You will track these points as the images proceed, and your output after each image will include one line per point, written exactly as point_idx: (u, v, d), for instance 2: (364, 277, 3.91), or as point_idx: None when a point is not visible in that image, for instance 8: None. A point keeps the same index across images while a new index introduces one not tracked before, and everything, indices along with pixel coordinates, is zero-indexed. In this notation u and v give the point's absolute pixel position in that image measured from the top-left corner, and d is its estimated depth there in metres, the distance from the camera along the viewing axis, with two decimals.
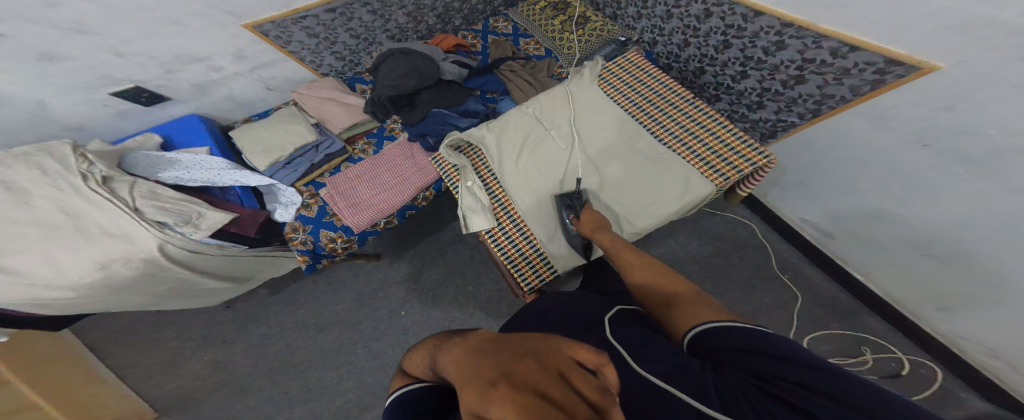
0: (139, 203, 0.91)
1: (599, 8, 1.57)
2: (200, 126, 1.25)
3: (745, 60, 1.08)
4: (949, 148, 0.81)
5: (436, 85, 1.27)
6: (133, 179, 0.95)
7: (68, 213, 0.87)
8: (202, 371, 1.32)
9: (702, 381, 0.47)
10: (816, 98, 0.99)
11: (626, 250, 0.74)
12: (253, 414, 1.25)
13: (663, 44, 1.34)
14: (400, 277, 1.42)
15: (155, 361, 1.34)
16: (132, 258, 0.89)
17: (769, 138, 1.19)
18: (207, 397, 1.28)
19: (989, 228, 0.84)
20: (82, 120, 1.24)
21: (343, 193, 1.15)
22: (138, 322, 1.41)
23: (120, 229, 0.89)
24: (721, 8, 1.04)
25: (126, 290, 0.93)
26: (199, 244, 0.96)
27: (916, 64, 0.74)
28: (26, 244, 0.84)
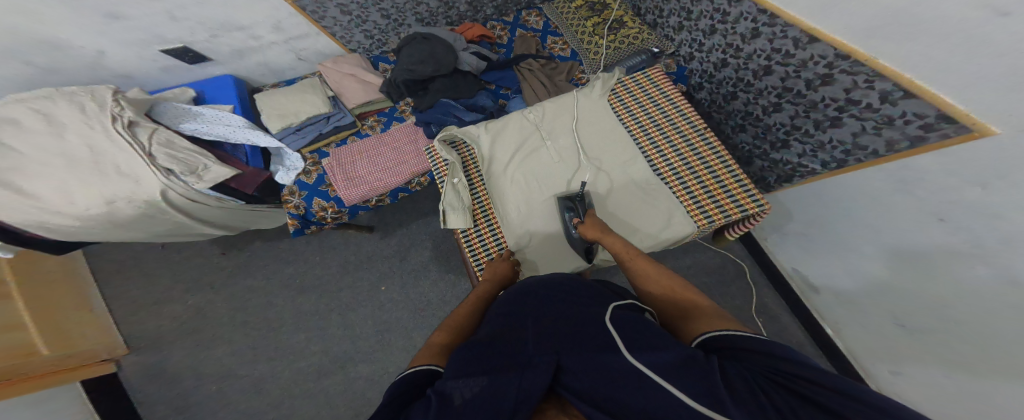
0: (153, 148, 0.99)
1: (642, 15, 1.48)
2: (231, 88, 1.31)
3: (782, 91, 0.99)
4: (964, 227, 0.73)
5: (452, 75, 1.28)
6: (154, 126, 1.04)
7: (92, 149, 0.97)
8: (182, 313, 1.45)
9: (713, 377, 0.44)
10: (845, 147, 0.91)
11: (639, 259, 0.78)
12: (221, 360, 1.37)
13: (699, 61, 1.25)
14: (385, 255, 1.49)
15: (141, 299, 1.47)
16: (136, 198, 0.98)
17: (785, 183, 1.12)
18: (181, 338, 1.41)
19: (977, 316, 0.78)
20: (132, 70, 1.30)
21: (344, 166, 1.20)
22: (138, 259, 1.54)
23: (132, 170, 0.98)
24: (772, 28, 0.94)
25: (125, 226, 1.03)
26: (198, 193, 1.03)
27: (969, 124, 0.64)
28: (50, 171, 0.94)
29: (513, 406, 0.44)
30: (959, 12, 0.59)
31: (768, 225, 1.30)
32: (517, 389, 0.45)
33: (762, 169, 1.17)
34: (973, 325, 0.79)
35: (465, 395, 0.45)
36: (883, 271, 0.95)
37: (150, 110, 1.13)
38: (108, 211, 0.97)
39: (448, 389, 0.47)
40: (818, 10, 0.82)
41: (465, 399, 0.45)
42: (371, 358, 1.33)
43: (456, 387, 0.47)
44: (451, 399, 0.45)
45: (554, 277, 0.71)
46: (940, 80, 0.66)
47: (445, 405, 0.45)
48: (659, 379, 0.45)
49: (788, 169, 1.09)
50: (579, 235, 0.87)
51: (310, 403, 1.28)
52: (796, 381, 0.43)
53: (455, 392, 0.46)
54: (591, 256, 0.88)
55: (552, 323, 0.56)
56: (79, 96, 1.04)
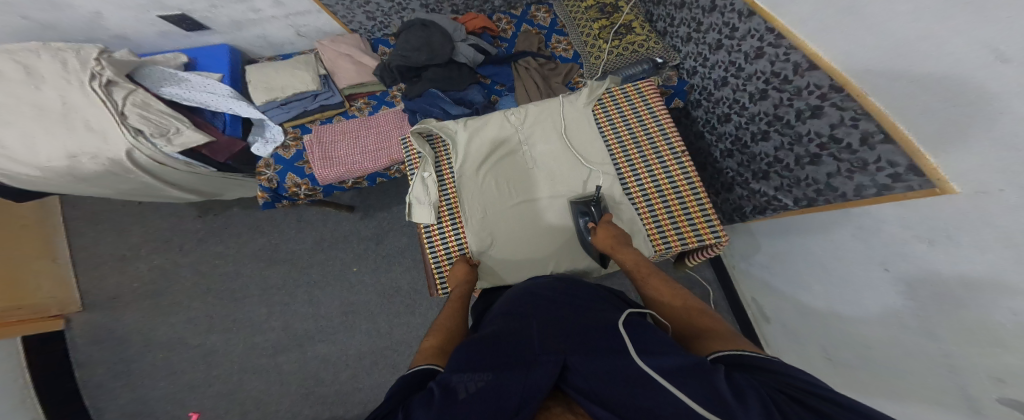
0: (127, 108, 1.06)
1: (654, 22, 1.37)
2: (224, 59, 1.33)
3: (773, 119, 0.95)
4: (907, 282, 0.71)
5: (447, 65, 1.26)
6: (132, 88, 1.11)
7: (65, 103, 1.04)
8: (147, 272, 1.51)
9: (716, 374, 0.45)
10: (818, 186, 0.89)
11: (653, 276, 0.76)
12: (178, 326, 1.44)
13: (700, 77, 1.19)
14: (359, 237, 1.52)
15: (111, 254, 1.54)
16: (100, 155, 1.05)
17: (758, 215, 1.10)
18: (145, 297, 1.48)
19: (899, 375, 0.77)
20: (129, 32, 1.32)
21: (323, 144, 1.21)
22: (115, 213, 1.60)
23: (101, 126, 1.05)
24: (776, 49, 0.89)
25: (87, 180, 1.12)
26: (164, 157, 1.10)
27: (935, 181, 0.61)
28: (21, 120, 1.01)
29: (515, 405, 0.45)
30: (960, 51, 0.53)
31: (739, 253, 1.29)
32: (521, 384, 0.46)
33: (741, 198, 1.15)
34: (888, 367, 0.79)
35: (468, 389, 0.47)
36: (827, 310, 0.94)
37: (134, 73, 1.19)
38: (71, 164, 1.05)
39: (453, 382, 0.49)
40: (824, 35, 0.76)
41: (468, 393, 0.46)
42: (330, 338, 1.38)
43: (461, 381, 0.49)
44: (456, 393, 0.47)
45: (544, 284, 0.73)
46: (925, 127, 0.61)
47: (449, 398, 0.46)
48: (663, 381, 0.45)
49: (762, 200, 1.07)
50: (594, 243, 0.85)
51: (261, 377, 1.35)
52: (797, 389, 0.44)
53: (460, 385, 0.48)
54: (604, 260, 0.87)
55: (531, 328, 0.58)
56: (64, 51, 1.11)
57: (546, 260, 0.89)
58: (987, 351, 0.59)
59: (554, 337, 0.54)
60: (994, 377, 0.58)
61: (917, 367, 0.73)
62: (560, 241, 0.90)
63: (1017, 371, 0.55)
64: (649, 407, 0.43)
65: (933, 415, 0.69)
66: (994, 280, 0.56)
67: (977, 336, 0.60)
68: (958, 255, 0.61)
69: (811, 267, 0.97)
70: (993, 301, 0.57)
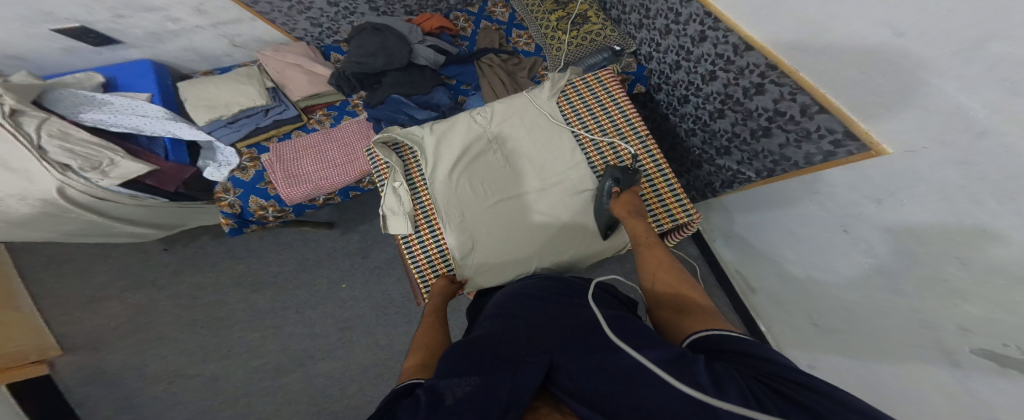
0: (44, 141, 0.97)
1: (608, 10, 1.38)
2: (147, 74, 1.26)
3: (725, 98, 1.00)
4: (863, 238, 0.79)
5: (407, 68, 1.22)
6: (43, 116, 1.01)
7: None
8: (121, 313, 1.41)
9: (694, 366, 0.46)
10: (773, 158, 0.95)
11: (657, 245, 0.80)
12: (162, 362, 1.35)
13: (656, 62, 1.22)
14: (345, 251, 1.48)
15: (71, 299, 1.42)
16: (28, 196, 0.99)
17: (728, 189, 1.16)
18: (116, 341, 1.37)
19: (873, 321, 0.85)
20: (24, 51, 1.20)
21: (285, 162, 1.16)
22: (64, 256, 1.48)
23: (20, 165, 0.97)
24: (716, 33, 0.93)
25: (24, 224, 1.06)
26: (105, 191, 1.05)
27: (869, 145, 0.67)
28: None
29: (505, 403, 0.45)
30: (866, 28, 0.58)
31: (717, 227, 1.36)
32: (508, 388, 0.47)
33: (710, 175, 1.20)
34: (864, 320, 0.87)
35: (456, 394, 0.46)
36: (801, 274, 1.02)
37: (41, 97, 1.08)
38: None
39: (440, 388, 0.48)
40: (757, 18, 0.81)
41: (456, 398, 0.46)
42: (330, 356, 1.35)
43: (448, 386, 0.48)
44: (444, 398, 0.46)
45: (537, 281, 0.76)
46: (851, 97, 0.67)
47: (436, 404, 0.46)
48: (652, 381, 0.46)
49: (728, 175, 1.13)
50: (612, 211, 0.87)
51: (266, 400, 1.30)
52: (778, 380, 0.45)
53: (448, 391, 0.47)
54: (609, 231, 0.91)
55: (519, 331, 0.58)
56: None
57: (529, 256, 0.90)
58: (947, 300, 0.67)
59: (537, 339, 0.55)
60: (961, 327, 0.66)
61: (889, 316, 0.80)
62: (541, 235, 0.92)
63: (976, 318, 0.63)
64: (637, 405, 0.44)
65: (910, 356, 0.78)
66: (937, 228, 0.63)
67: (934, 284, 0.68)
68: (900, 212, 0.68)
69: (781, 234, 1.04)
70: (942, 251, 0.64)
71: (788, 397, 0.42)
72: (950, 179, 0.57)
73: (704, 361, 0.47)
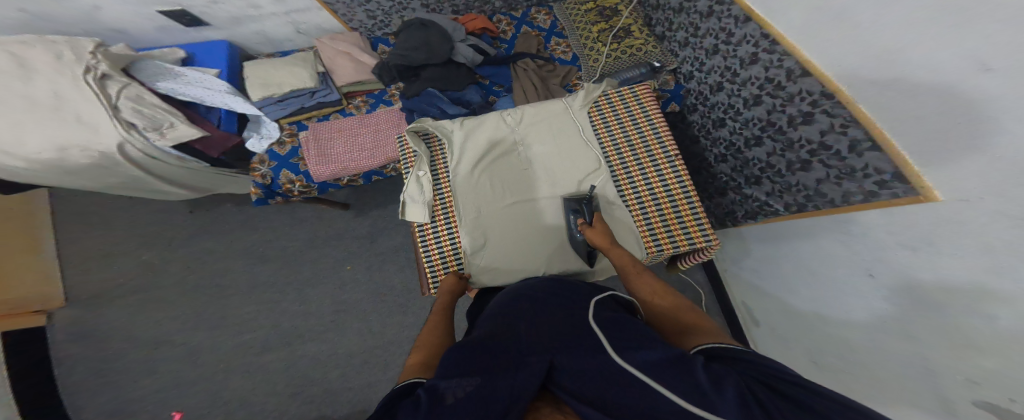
0: (120, 102, 1.09)
1: (653, 26, 1.36)
2: (222, 55, 1.34)
3: (765, 125, 0.97)
4: (889, 284, 0.73)
5: (445, 65, 1.25)
6: (126, 82, 1.13)
7: (57, 95, 1.06)
8: (134, 269, 1.51)
9: (693, 367, 0.47)
10: (807, 192, 0.90)
11: (645, 274, 0.78)
12: (153, 326, 1.43)
13: (696, 81, 1.19)
14: (353, 235, 1.52)
15: (87, 252, 1.53)
16: (90, 148, 1.06)
17: (750, 219, 1.11)
18: (116, 298, 1.47)
19: (883, 372, 0.78)
20: (126, 26, 1.32)
21: (319, 141, 1.21)
22: (92, 209, 1.60)
23: (92, 120, 1.06)
24: (770, 55, 0.89)
25: (79, 172, 1.13)
26: (157, 152, 1.12)
27: (918, 188, 0.63)
28: (11, 111, 1.03)
29: (504, 406, 0.45)
30: (950, 59, 0.53)
31: (728, 257, 1.31)
32: (508, 386, 0.47)
33: (733, 204, 1.16)
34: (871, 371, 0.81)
35: (456, 395, 0.47)
36: (811, 313, 0.96)
37: (130, 67, 1.21)
38: (61, 157, 1.06)
39: (441, 388, 0.49)
40: (818, 42, 0.76)
41: (456, 399, 0.47)
42: (319, 338, 1.38)
43: (449, 387, 0.49)
44: (444, 398, 0.47)
45: (545, 281, 0.75)
46: (908, 132, 0.63)
47: (436, 405, 0.46)
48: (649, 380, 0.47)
49: (753, 205, 1.09)
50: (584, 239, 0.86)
51: (245, 376, 1.34)
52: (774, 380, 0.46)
53: (447, 391, 0.48)
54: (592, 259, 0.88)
55: (520, 332, 0.57)
56: (58, 44, 1.13)
57: (538, 261, 0.89)
58: (960, 353, 0.63)
59: (539, 341, 0.54)
60: (969, 380, 0.62)
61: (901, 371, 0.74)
62: (553, 242, 0.91)
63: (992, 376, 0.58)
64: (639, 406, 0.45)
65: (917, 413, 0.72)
66: (971, 283, 0.58)
67: (956, 338, 0.63)
68: (933, 265, 0.64)
69: (798, 270, 0.99)
70: (969, 303, 0.59)
71: (781, 394, 0.44)
72: (999, 232, 0.53)
73: (701, 359, 0.49)
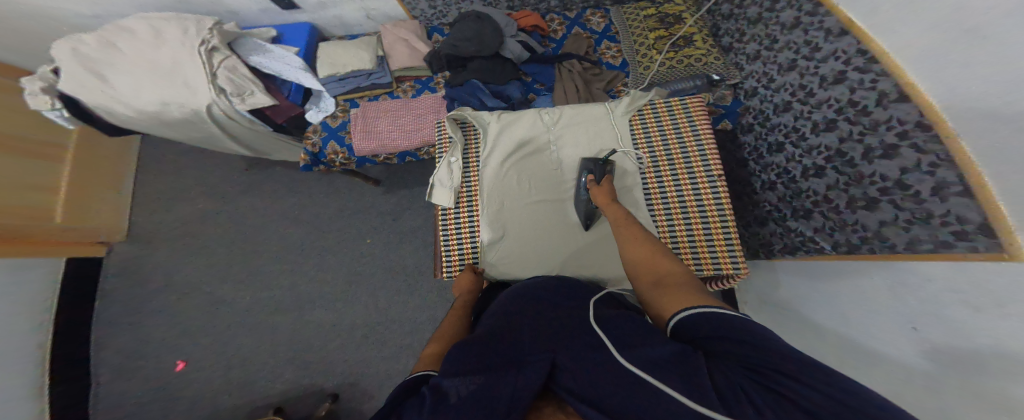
0: (218, 70, 1.22)
1: (717, 37, 1.26)
2: (303, 36, 1.45)
3: (832, 154, 0.86)
4: (936, 342, 0.66)
5: (492, 58, 1.27)
6: (228, 54, 1.26)
7: (172, 60, 1.21)
8: (190, 215, 1.73)
9: (696, 371, 0.44)
10: (863, 233, 0.81)
11: (634, 226, 0.78)
12: (195, 268, 1.66)
13: (759, 99, 1.08)
14: (378, 211, 1.67)
15: (152, 195, 1.77)
16: (185, 106, 1.21)
17: (787, 254, 1.02)
18: (164, 242, 1.70)
19: None
20: (239, 7, 1.48)
21: (367, 119, 1.29)
22: (163, 157, 1.84)
23: (192, 83, 1.20)
24: (863, 75, 0.77)
25: (170, 124, 1.29)
26: (235, 114, 1.25)
27: (1006, 244, 0.56)
28: (137, 70, 1.21)
29: (507, 405, 0.46)
30: None
31: (754, 288, 1.26)
32: (511, 386, 0.48)
33: (772, 235, 1.06)
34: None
35: (460, 393, 0.47)
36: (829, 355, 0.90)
37: (234, 42, 1.34)
38: (160, 111, 1.22)
39: (445, 386, 0.49)
40: (927, 66, 0.64)
41: (460, 397, 0.47)
42: (329, 306, 1.57)
43: (452, 384, 0.49)
44: (448, 397, 0.48)
45: (550, 279, 0.74)
46: (1013, 185, 0.54)
47: (440, 403, 0.47)
48: (646, 381, 0.45)
49: (794, 239, 0.99)
50: (589, 197, 0.88)
51: (260, 332, 1.57)
52: (773, 376, 0.41)
53: (451, 389, 0.48)
54: (590, 221, 0.89)
55: (520, 331, 0.58)
56: (189, 20, 1.28)
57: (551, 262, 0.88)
58: None
59: (547, 340, 0.54)
60: None
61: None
62: (569, 243, 0.90)
63: None
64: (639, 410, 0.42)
65: None
66: None
67: (991, 404, 0.56)
68: (972, 337, 0.59)
69: (830, 313, 0.91)
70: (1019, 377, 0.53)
71: (779, 393, 0.40)
72: None
73: (699, 357, 0.45)
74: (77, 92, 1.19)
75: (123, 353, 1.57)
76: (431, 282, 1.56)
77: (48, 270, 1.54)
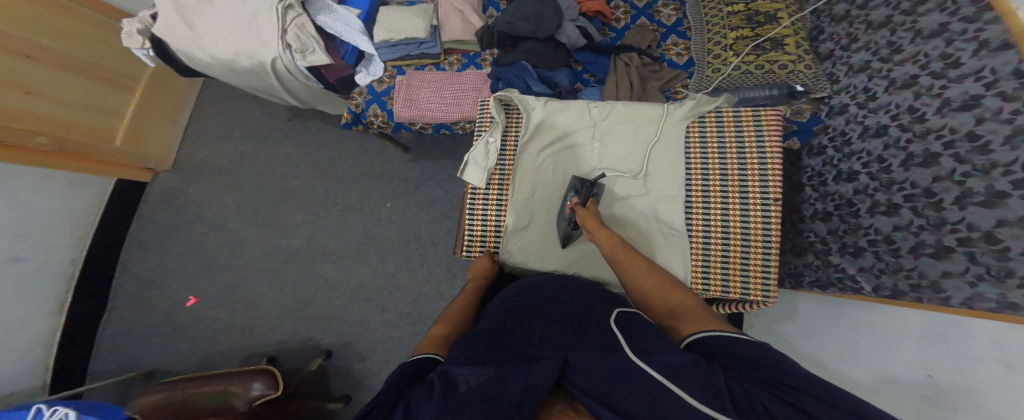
0: (289, 27, 1.23)
1: (816, 42, 1.08)
2: None
3: (916, 193, 0.72)
4: (943, 391, 0.66)
5: (545, 41, 1.22)
6: (299, 13, 1.26)
7: (251, 14, 1.23)
8: (226, 156, 1.81)
9: (716, 378, 0.46)
10: (918, 281, 0.71)
11: (630, 253, 0.78)
12: (223, 207, 1.75)
13: (846, 118, 0.90)
14: (402, 176, 1.69)
15: (197, 131, 1.86)
16: (254, 57, 1.24)
17: (817, 288, 0.93)
18: (199, 177, 1.79)
19: None
20: None
21: (410, 87, 1.28)
22: (212, 96, 1.92)
23: (264, 36, 1.23)
24: (1006, 103, 0.59)
25: (236, 73, 1.33)
26: (295, 70, 1.28)
27: None
28: (220, 20, 1.25)
29: (518, 399, 0.47)
30: None
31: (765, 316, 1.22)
32: (523, 382, 0.49)
33: (802, 266, 0.97)
34: None
35: (469, 383, 0.49)
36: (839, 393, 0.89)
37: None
38: (232, 60, 1.26)
39: (453, 375, 0.51)
40: None
41: (468, 387, 0.48)
42: (339, 265, 1.63)
43: (461, 374, 0.50)
44: (456, 386, 0.49)
45: (571, 282, 0.75)
46: None
47: (449, 391, 0.48)
48: (665, 386, 0.47)
49: (830, 274, 0.89)
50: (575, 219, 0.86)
51: (273, 276, 1.65)
52: (787, 389, 0.45)
53: (460, 378, 0.50)
54: (568, 242, 0.87)
55: (526, 330, 0.59)
56: None
57: (573, 259, 0.88)
58: None
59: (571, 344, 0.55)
60: None
61: None
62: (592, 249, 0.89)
63: None
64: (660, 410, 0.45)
65: None
66: None
67: None
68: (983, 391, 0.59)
69: (844, 356, 0.88)
70: None
71: (791, 404, 0.44)
72: None
73: (715, 368, 0.48)
74: (166, 34, 1.25)
75: (147, 277, 1.69)
76: (440, 255, 1.59)
77: (99, 188, 1.65)
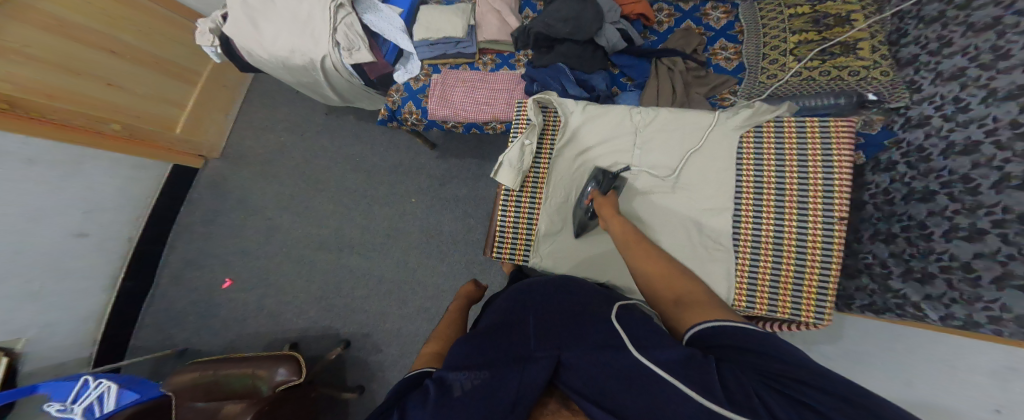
0: (339, 26, 1.25)
1: (897, 46, 0.97)
2: None
3: (1010, 218, 0.63)
4: None
5: (584, 44, 1.18)
6: (348, 10, 1.27)
7: (308, 13, 1.27)
8: (264, 146, 1.88)
9: (709, 377, 0.44)
10: (999, 313, 0.63)
11: (637, 241, 0.75)
12: (259, 194, 1.81)
13: (923, 130, 0.82)
14: (428, 172, 1.70)
15: (240, 121, 1.94)
16: (306, 55, 1.28)
17: (869, 313, 0.82)
18: (240, 166, 1.86)
19: None
20: None
21: (444, 85, 1.28)
22: (255, 88, 1.99)
23: (317, 35, 1.26)
24: None
25: (289, 70, 1.37)
26: (342, 68, 1.31)
27: None
28: (280, 19, 1.29)
29: (512, 400, 0.46)
30: None
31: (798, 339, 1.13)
32: (517, 381, 0.47)
33: (851, 288, 0.86)
34: None
35: (464, 387, 0.48)
36: None
37: None
38: (287, 57, 1.30)
39: (448, 379, 0.50)
40: None
41: (463, 391, 0.47)
42: (364, 256, 1.65)
43: (457, 379, 0.49)
44: (452, 391, 0.48)
45: (592, 288, 0.67)
46: None
47: (445, 397, 0.47)
48: (658, 380, 0.45)
49: (888, 300, 0.79)
50: (592, 209, 0.84)
51: (300, 265, 1.69)
52: (783, 382, 0.42)
53: (455, 383, 0.49)
54: (580, 232, 0.86)
55: (529, 324, 0.56)
56: None
57: (606, 266, 0.85)
58: None
59: (596, 340, 0.51)
60: None
61: None
62: None
63: None
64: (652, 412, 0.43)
65: None
66: None
67: None
68: None
69: (894, 384, 0.78)
70: None
71: (791, 397, 0.40)
72: None
73: (712, 361, 0.46)
74: (234, 34, 1.31)
75: (187, 258, 1.77)
76: (461, 253, 1.58)
77: (158, 172, 1.74)
